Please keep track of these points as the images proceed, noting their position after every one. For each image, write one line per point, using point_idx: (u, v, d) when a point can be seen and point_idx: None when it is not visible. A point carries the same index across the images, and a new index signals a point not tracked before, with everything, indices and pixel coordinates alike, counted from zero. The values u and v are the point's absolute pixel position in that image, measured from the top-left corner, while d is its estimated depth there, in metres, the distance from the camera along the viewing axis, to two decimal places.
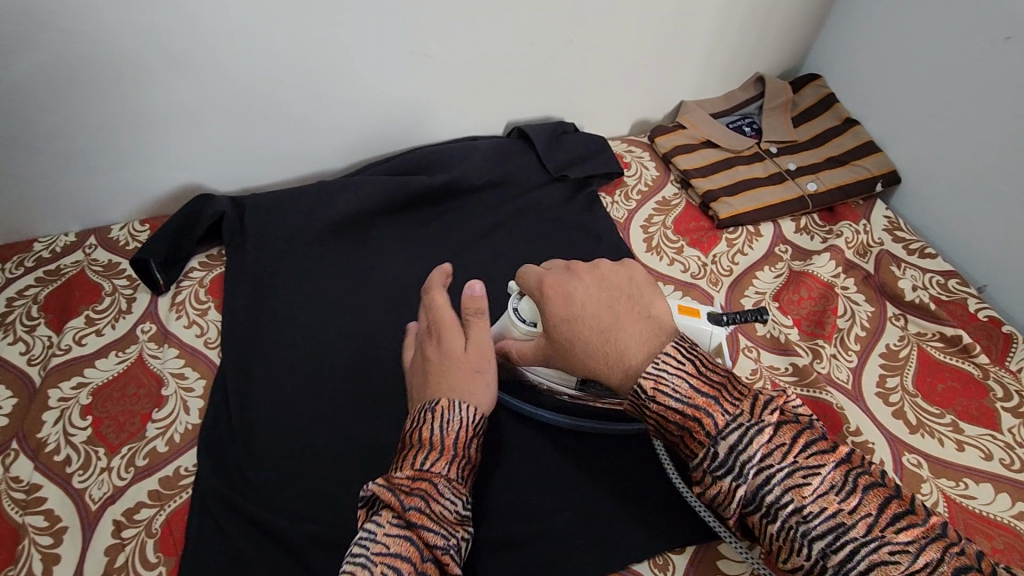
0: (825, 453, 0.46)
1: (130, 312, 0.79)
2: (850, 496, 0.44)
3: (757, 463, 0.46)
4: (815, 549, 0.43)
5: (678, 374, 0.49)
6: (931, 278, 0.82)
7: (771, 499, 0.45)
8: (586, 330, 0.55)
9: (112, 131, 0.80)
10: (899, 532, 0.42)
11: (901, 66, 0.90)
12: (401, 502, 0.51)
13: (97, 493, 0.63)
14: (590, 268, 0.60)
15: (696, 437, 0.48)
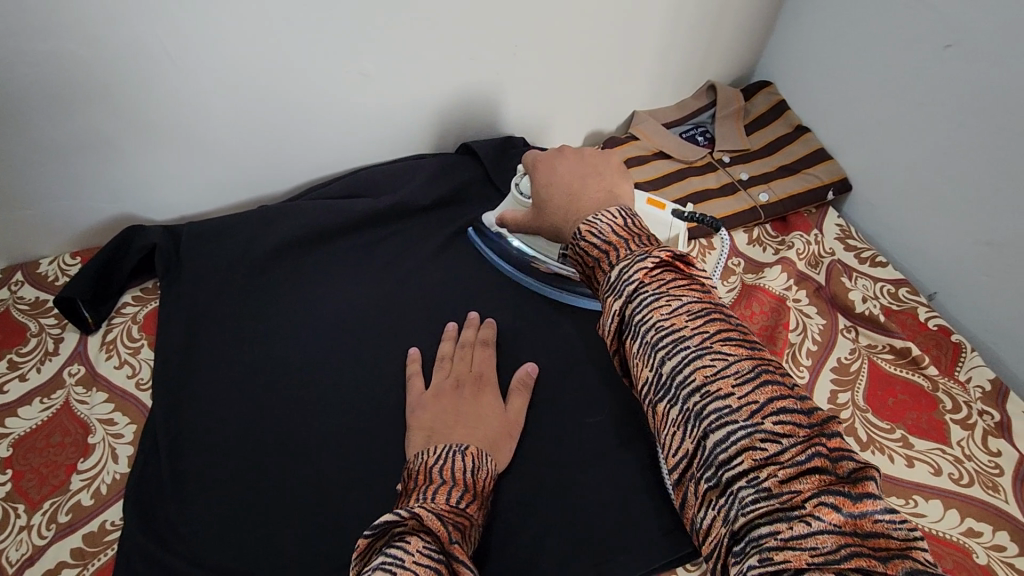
0: (695, 291, 0.47)
1: (56, 354, 0.75)
2: (702, 320, 0.45)
3: (635, 283, 0.47)
4: (657, 359, 0.45)
5: (609, 222, 0.55)
6: (883, 288, 0.81)
7: (635, 318, 0.47)
8: (558, 191, 0.68)
9: (32, 165, 0.76)
10: (727, 348, 0.43)
11: (847, 73, 0.89)
12: (449, 534, 0.48)
13: (15, 554, 0.59)
14: (575, 150, 0.72)
15: (603, 268, 0.52)
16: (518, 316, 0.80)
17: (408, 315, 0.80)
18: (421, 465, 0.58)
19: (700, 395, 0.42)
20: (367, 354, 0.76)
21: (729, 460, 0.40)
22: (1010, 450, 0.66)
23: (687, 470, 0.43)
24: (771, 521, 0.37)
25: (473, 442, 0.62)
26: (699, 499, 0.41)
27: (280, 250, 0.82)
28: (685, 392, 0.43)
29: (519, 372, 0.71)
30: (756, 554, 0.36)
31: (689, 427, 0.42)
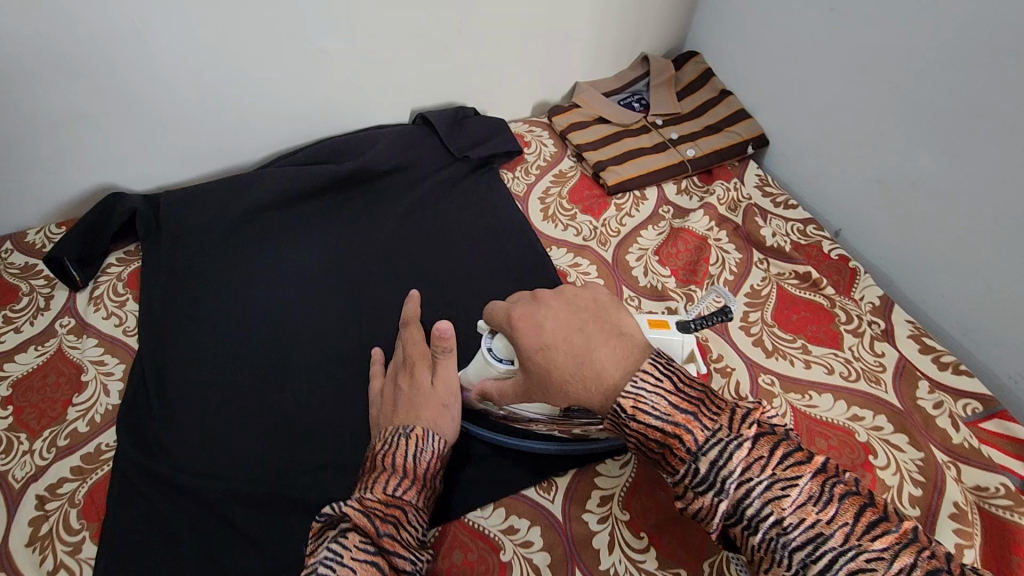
0: (802, 464, 0.45)
1: (47, 309, 0.82)
2: (828, 506, 0.43)
3: (737, 476, 0.45)
4: (795, 560, 0.42)
5: (656, 392, 0.48)
6: (793, 226, 0.92)
7: (753, 513, 0.44)
8: (563, 357, 0.53)
9: (17, 138, 0.82)
10: (873, 539, 0.42)
11: (759, 38, 1.00)
12: (376, 529, 0.53)
13: (20, 473, 0.66)
14: (554, 296, 0.59)
15: (676, 453, 0.47)
16: (472, 262, 0.89)
17: (371, 264, 0.89)
18: (369, 453, 0.60)
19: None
20: (334, 298, 0.85)
21: None
22: (892, 352, 0.76)
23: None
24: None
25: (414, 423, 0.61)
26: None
27: (254, 212, 0.90)
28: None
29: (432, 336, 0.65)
30: None
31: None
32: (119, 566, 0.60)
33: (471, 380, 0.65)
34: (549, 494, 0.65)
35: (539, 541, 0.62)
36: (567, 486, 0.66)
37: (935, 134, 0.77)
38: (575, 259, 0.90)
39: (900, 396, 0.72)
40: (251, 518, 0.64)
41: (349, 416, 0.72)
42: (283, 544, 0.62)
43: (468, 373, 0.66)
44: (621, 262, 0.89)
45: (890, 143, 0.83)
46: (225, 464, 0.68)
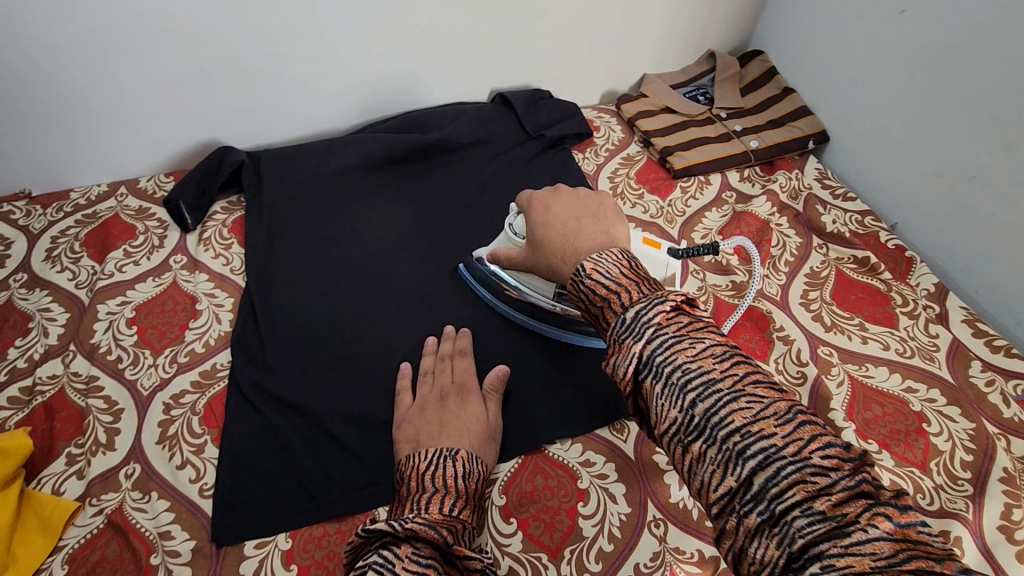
0: (713, 334, 0.46)
1: (162, 247, 0.90)
2: (728, 361, 0.44)
3: (652, 325, 0.46)
4: (686, 402, 0.43)
5: (614, 261, 0.53)
6: (851, 217, 0.96)
7: (657, 360, 0.45)
8: (551, 232, 0.64)
9: (142, 90, 0.92)
10: (760, 391, 0.43)
11: (827, 39, 1.05)
12: (444, 539, 0.53)
13: (148, 382, 0.74)
14: (571, 191, 0.68)
15: (613, 308, 0.50)
16: None
17: (452, 225, 0.95)
18: (413, 472, 0.61)
19: (740, 435, 0.41)
20: (420, 252, 0.91)
21: (781, 493, 0.38)
22: (946, 334, 0.81)
23: (727, 511, 0.41)
24: (841, 552, 0.35)
25: (465, 448, 0.64)
26: (750, 543, 0.39)
27: (347, 173, 0.98)
28: (723, 434, 0.41)
29: (492, 375, 0.72)
30: (815, 562, 0.35)
31: (732, 468, 0.40)
32: (240, 466, 0.67)
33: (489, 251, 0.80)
34: (622, 435, 0.71)
35: (614, 474, 0.68)
36: (638, 431, 0.72)
37: (994, 129, 0.82)
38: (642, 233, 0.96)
39: (953, 372, 0.77)
40: (353, 435, 0.71)
41: None
42: (381, 460, 0.69)
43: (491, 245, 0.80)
44: (687, 240, 0.94)
45: (951, 140, 0.87)
46: (326, 388, 0.75)
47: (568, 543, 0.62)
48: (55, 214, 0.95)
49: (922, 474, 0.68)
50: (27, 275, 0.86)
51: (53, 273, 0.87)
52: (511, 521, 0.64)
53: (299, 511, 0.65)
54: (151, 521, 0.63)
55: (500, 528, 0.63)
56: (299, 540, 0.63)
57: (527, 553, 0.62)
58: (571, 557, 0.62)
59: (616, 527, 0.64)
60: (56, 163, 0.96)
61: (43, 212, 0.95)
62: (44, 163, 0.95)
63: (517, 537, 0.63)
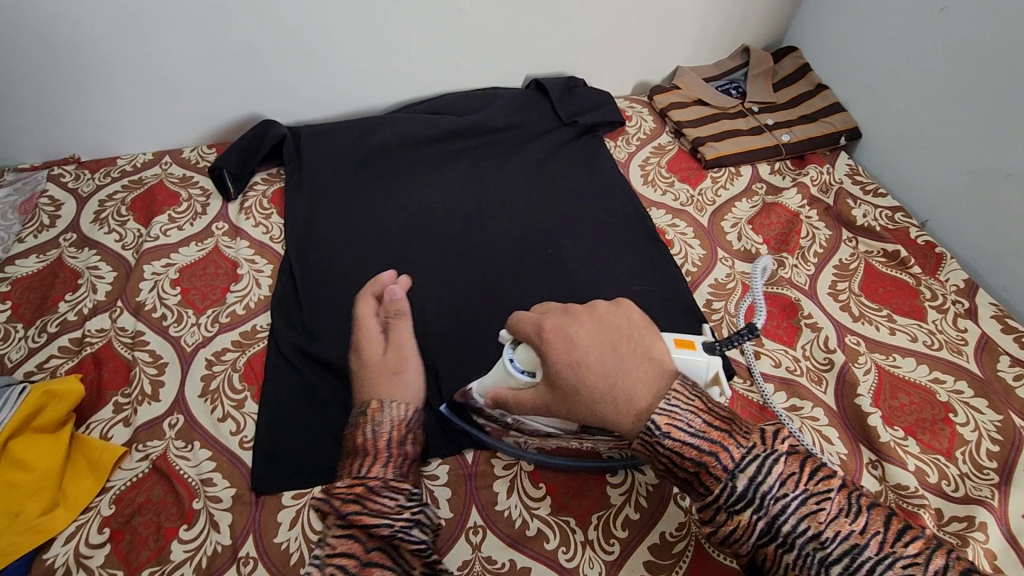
0: (830, 479, 0.48)
1: (205, 214, 0.93)
2: (858, 516, 0.46)
3: (774, 492, 0.47)
4: (833, 574, 0.44)
5: (690, 411, 0.51)
6: (882, 212, 0.97)
7: (789, 529, 0.46)
8: (590, 375, 0.55)
9: (190, 63, 0.94)
10: (905, 547, 0.44)
11: (863, 35, 1.05)
12: (338, 509, 0.53)
13: (191, 339, 0.77)
14: (588, 312, 0.60)
15: (712, 472, 0.49)
16: (578, 213, 0.96)
17: (484, 204, 0.97)
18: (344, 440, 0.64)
19: None
20: (452, 228, 0.93)
21: None
22: (975, 329, 0.81)
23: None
24: None
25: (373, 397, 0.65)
26: None
27: (384, 150, 1.00)
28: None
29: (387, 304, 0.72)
30: None
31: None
32: (280, 421, 0.70)
33: (485, 389, 0.65)
34: None
35: None
36: None
37: None
38: (672, 220, 0.97)
39: (981, 365, 0.78)
40: None
41: (468, 330, 0.81)
42: None
43: (484, 382, 0.65)
44: (716, 228, 0.95)
45: (987, 138, 0.88)
46: None
47: (596, 510, 0.64)
48: (103, 179, 0.98)
49: (947, 462, 0.69)
50: (77, 235, 0.90)
51: (101, 234, 0.90)
52: (540, 486, 0.66)
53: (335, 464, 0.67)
54: (193, 468, 0.66)
55: (529, 493, 0.65)
56: None
57: (556, 516, 0.63)
58: (598, 522, 0.63)
59: (644, 497, 0.65)
60: (106, 130, 0.99)
61: (92, 176, 0.99)
62: (93, 130, 0.98)
63: (546, 502, 0.65)
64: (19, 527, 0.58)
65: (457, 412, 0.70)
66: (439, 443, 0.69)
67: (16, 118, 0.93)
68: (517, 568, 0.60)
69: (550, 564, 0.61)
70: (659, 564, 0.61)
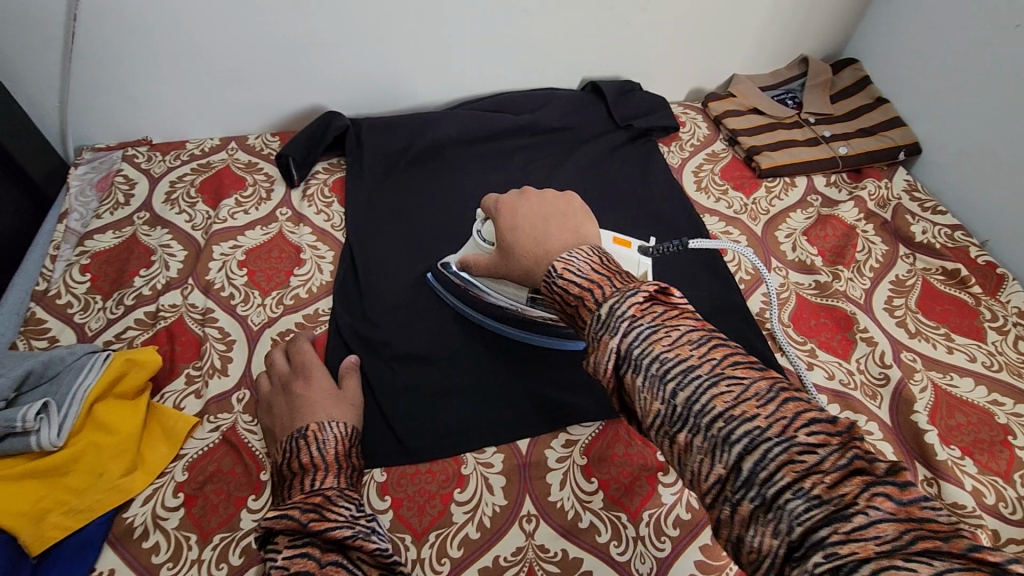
0: (688, 318, 0.44)
1: (269, 199, 0.96)
2: (703, 345, 0.41)
3: (626, 317, 0.43)
4: (666, 391, 0.40)
5: (586, 260, 0.51)
6: (940, 230, 0.95)
7: (634, 352, 0.42)
8: (520, 234, 0.62)
9: (261, 53, 0.98)
10: (739, 371, 0.40)
11: (928, 50, 1.03)
12: (299, 518, 0.51)
13: (257, 318, 0.80)
14: (539, 193, 0.66)
15: (588, 307, 0.47)
16: (632, 216, 0.97)
17: None
18: (277, 468, 0.62)
19: (724, 421, 0.38)
20: None
21: (769, 478, 0.36)
22: None
23: (720, 501, 0.38)
24: (846, 543, 0.32)
25: (315, 421, 0.64)
26: (748, 534, 0.36)
27: (442, 145, 1.02)
28: (707, 422, 0.38)
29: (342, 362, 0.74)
30: (819, 553, 0.32)
31: (718, 455, 0.38)
32: None
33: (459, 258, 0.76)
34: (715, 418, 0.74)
35: None
36: None
37: None
38: (726, 228, 0.97)
39: None
40: (443, 386, 0.75)
41: None
42: (467, 412, 0.72)
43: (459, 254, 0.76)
44: (771, 237, 0.95)
45: None
46: (415, 339, 0.79)
47: (648, 507, 0.65)
48: (173, 161, 1.02)
49: (1005, 484, 0.68)
50: (149, 214, 0.94)
51: (172, 214, 0.94)
52: (592, 480, 0.67)
53: (389, 451, 0.69)
54: (261, 442, 0.69)
55: (582, 487, 0.67)
56: (393, 475, 0.67)
57: (608, 511, 0.65)
58: (649, 520, 0.64)
59: (695, 498, 0.66)
60: (178, 115, 1.03)
61: (163, 158, 1.03)
62: (167, 114, 1.03)
63: (598, 496, 0.66)
64: (102, 486, 0.62)
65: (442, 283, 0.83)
66: (492, 433, 0.70)
67: (97, 99, 0.97)
68: (569, 558, 0.62)
69: (602, 557, 0.62)
70: (710, 564, 0.62)
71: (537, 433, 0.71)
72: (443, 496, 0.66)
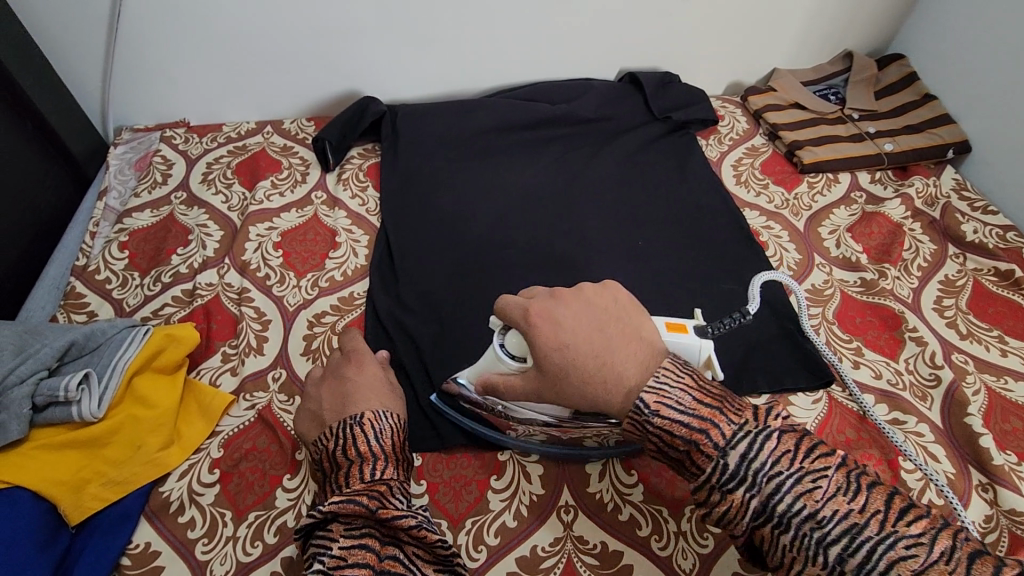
0: (827, 457, 0.45)
1: (305, 182, 0.96)
2: (857, 495, 0.42)
3: (766, 469, 0.44)
4: (830, 555, 0.41)
5: (680, 387, 0.49)
6: (991, 230, 0.92)
7: (784, 509, 0.43)
8: (576, 357, 0.53)
9: (299, 37, 0.97)
10: (911, 526, 0.41)
11: (981, 45, 1.00)
12: (368, 507, 0.51)
13: (293, 299, 0.80)
14: (573, 294, 0.57)
15: (704, 450, 0.47)
16: (670, 209, 0.95)
17: (575, 192, 0.97)
18: (324, 452, 0.59)
19: None
20: (543, 215, 0.93)
21: None
22: None
23: None
24: None
25: (369, 410, 0.61)
26: None
27: (478, 133, 1.01)
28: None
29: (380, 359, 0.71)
30: None
31: None
32: None
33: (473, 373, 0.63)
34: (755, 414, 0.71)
35: None
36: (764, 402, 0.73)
37: None
38: (767, 222, 0.95)
39: None
40: None
41: None
42: None
43: (473, 369, 0.64)
44: (813, 233, 0.93)
45: None
46: (451, 325, 0.78)
47: (689, 501, 0.63)
48: (210, 143, 1.02)
49: None
50: (186, 194, 0.94)
51: (208, 194, 0.94)
52: (632, 473, 0.65)
53: (425, 436, 0.68)
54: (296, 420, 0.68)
55: (621, 478, 0.65)
56: (429, 459, 0.67)
57: (648, 505, 0.63)
58: (691, 515, 0.62)
59: None
60: (216, 98, 1.04)
61: (200, 140, 1.03)
62: (205, 97, 1.03)
63: (638, 489, 0.64)
64: (140, 459, 0.62)
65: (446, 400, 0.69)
66: None
67: (139, 80, 0.98)
68: (609, 550, 0.60)
69: (642, 549, 0.60)
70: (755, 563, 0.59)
71: None
72: (479, 483, 0.65)
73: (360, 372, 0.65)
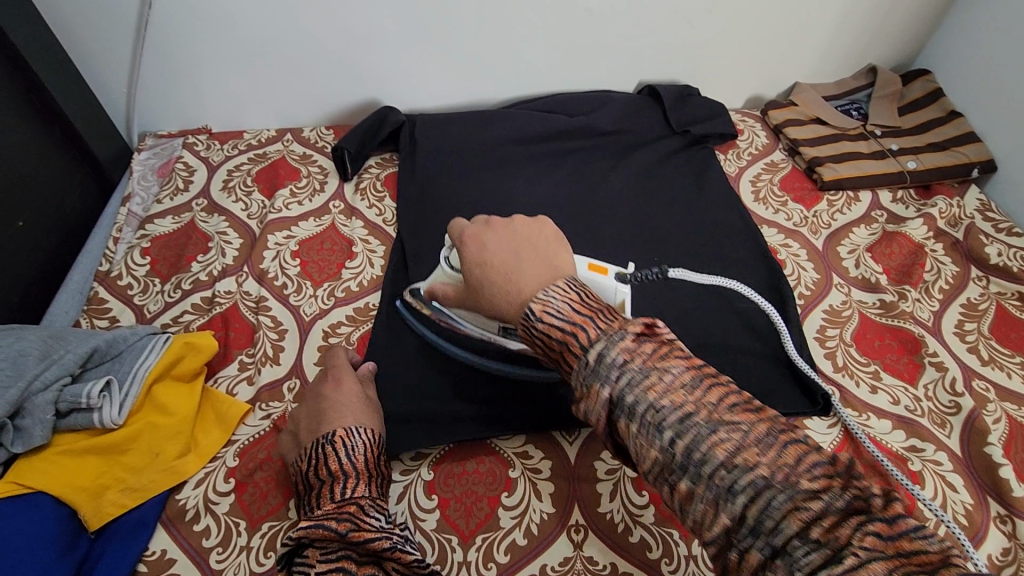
0: (680, 358, 0.45)
1: (322, 191, 0.97)
2: (696, 390, 0.43)
3: (619, 364, 0.45)
4: (665, 439, 0.42)
5: (563, 299, 0.51)
6: (1016, 252, 0.90)
7: (630, 401, 0.44)
8: (489, 270, 0.58)
9: (322, 47, 0.98)
10: (736, 415, 0.42)
11: (1009, 63, 0.98)
12: (336, 529, 0.52)
13: (309, 309, 0.81)
14: (504, 222, 0.62)
15: (573, 351, 0.48)
16: (686, 224, 0.95)
17: (591, 205, 0.96)
18: (300, 473, 0.60)
19: (726, 471, 0.39)
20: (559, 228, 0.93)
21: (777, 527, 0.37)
22: None
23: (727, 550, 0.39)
24: None
25: (339, 428, 0.62)
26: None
27: (495, 144, 1.02)
28: (708, 470, 0.40)
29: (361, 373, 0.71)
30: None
31: (723, 505, 0.39)
32: (388, 400, 0.72)
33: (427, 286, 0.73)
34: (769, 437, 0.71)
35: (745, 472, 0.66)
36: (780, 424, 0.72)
37: None
38: (785, 240, 0.94)
39: None
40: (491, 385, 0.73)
41: None
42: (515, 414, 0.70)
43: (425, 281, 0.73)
44: (831, 252, 0.92)
45: None
46: None
47: None
48: (231, 151, 1.04)
49: None
50: (207, 201, 0.95)
51: (228, 202, 0.95)
52: (643, 493, 0.65)
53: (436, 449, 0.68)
54: None
55: (633, 499, 0.65)
56: (440, 474, 0.67)
57: (660, 527, 0.63)
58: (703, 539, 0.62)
59: None
60: (238, 105, 1.05)
61: (222, 147, 1.05)
62: (228, 104, 1.05)
63: (649, 510, 0.64)
64: (158, 465, 0.63)
65: (411, 311, 0.79)
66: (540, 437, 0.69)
67: (165, 87, 1.00)
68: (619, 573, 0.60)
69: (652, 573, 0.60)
70: None
71: (589, 442, 0.69)
72: (490, 499, 0.65)
73: (336, 390, 0.66)
